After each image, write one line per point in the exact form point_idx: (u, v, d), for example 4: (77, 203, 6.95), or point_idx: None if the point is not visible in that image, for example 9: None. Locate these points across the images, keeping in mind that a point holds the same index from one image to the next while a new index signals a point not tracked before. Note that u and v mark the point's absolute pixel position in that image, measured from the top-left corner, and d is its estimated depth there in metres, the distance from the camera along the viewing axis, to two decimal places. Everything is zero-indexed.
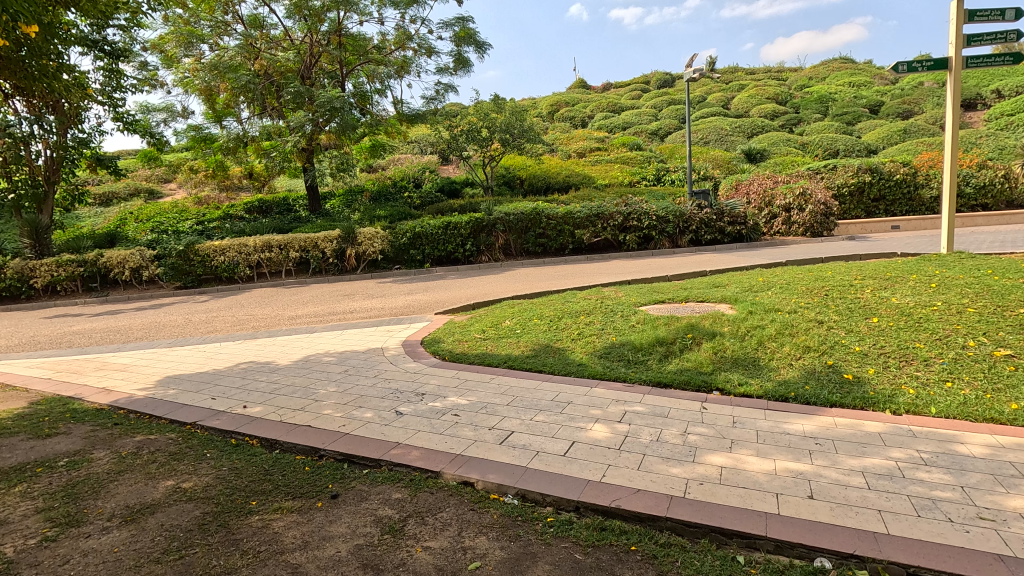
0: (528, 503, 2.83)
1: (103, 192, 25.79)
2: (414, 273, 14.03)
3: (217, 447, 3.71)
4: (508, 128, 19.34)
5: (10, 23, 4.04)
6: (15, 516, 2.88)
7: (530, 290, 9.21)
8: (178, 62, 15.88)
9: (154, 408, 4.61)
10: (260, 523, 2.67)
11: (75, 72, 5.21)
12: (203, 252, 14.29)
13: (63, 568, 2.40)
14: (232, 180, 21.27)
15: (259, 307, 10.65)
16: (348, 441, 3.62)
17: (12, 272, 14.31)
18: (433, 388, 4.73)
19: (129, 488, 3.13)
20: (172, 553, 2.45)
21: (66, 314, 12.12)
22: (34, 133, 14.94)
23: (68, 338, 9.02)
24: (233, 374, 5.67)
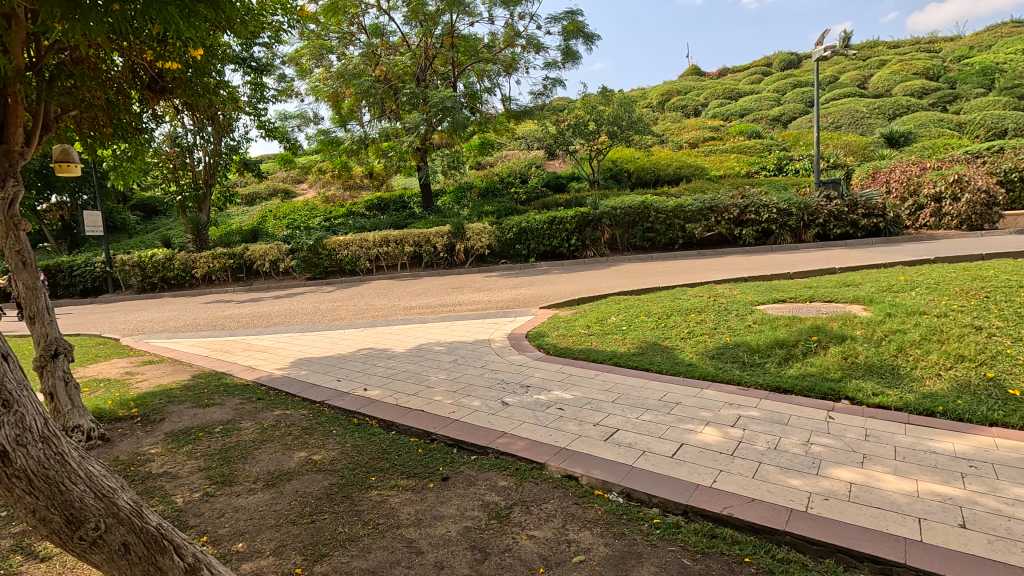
0: (632, 503, 2.79)
1: (249, 193, 29.10)
2: (519, 267, 14.28)
3: (342, 424, 4.06)
4: (616, 120, 18.95)
5: (181, 48, 4.68)
6: (183, 472, 3.37)
7: (636, 286, 9.00)
8: (311, 72, 17.43)
9: (290, 386, 5.15)
10: (378, 498, 2.88)
11: (229, 88, 5.91)
12: (329, 246, 15.65)
13: (220, 520, 2.76)
14: (355, 180, 23.01)
15: (377, 298, 11.47)
16: (457, 428, 3.79)
17: (179, 263, 16.66)
18: (538, 381, 4.80)
19: (269, 456, 3.53)
20: (305, 517, 2.72)
21: (220, 300, 13.88)
22: (196, 142, 17.24)
23: (222, 321, 10.33)
24: (355, 359, 6.17)
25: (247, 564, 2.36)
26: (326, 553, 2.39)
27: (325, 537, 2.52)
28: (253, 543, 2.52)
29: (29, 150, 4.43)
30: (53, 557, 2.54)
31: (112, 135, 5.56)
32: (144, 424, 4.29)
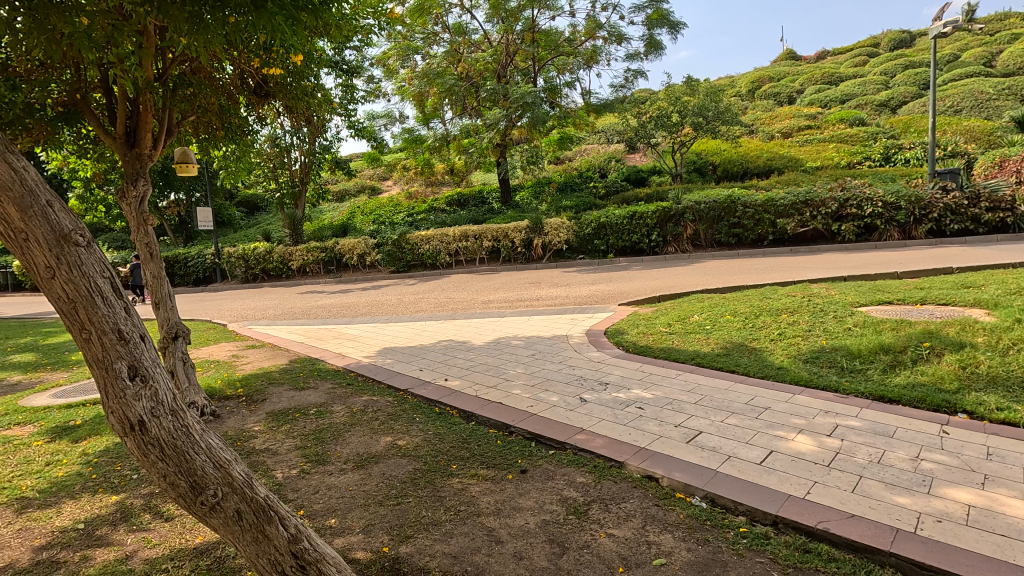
0: (717, 509, 2.69)
1: (339, 190, 30.80)
2: (597, 263, 14.12)
3: (425, 413, 4.22)
4: (702, 110, 18.18)
5: (284, 55, 5.02)
6: (282, 449, 3.64)
7: (722, 284, 8.62)
8: (397, 73, 18.13)
9: (376, 374, 5.41)
10: (459, 486, 2.97)
11: (325, 91, 6.27)
12: (412, 241, 16.25)
13: (315, 495, 2.96)
14: (437, 177, 23.71)
15: (456, 292, 11.78)
16: (536, 422, 3.81)
17: (278, 256, 17.97)
18: (617, 379, 4.73)
19: (358, 439, 3.74)
20: (391, 499, 2.86)
21: (313, 291, 14.84)
22: (293, 143, 18.46)
23: (315, 311, 11.05)
24: (436, 350, 6.38)
25: (339, 539, 2.52)
26: (411, 535, 2.50)
27: (410, 520, 2.64)
28: (344, 520, 2.68)
29: (156, 153, 5.05)
30: (175, 517, 2.85)
31: (224, 137, 6.07)
32: (249, 403, 4.69)
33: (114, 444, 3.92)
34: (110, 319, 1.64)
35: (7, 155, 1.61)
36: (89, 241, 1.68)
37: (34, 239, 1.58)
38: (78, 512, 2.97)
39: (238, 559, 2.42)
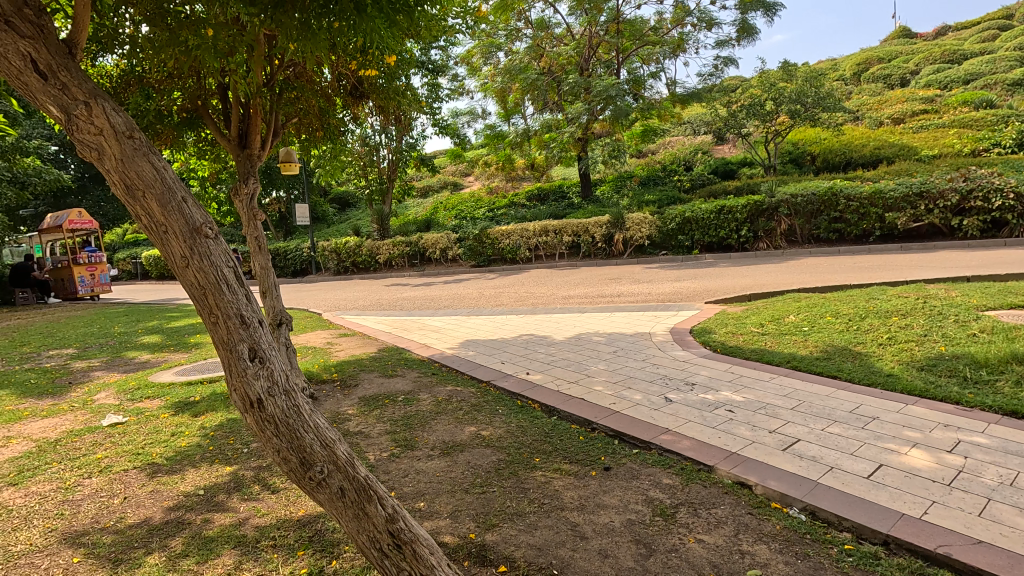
0: (817, 522, 2.51)
1: (423, 186, 31.89)
2: (681, 259, 13.65)
3: (507, 405, 4.27)
4: (800, 96, 16.98)
5: (380, 57, 5.25)
6: (374, 432, 3.83)
7: (821, 283, 8.05)
8: (480, 70, 18.43)
9: (459, 365, 5.55)
10: (542, 479, 2.98)
11: (415, 90, 6.49)
12: (493, 236, 16.51)
13: (405, 478, 3.10)
14: (518, 172, 23.92)
15: (536, 286, 11.84)
16: (619, 419, 3.75)
17: (366, 250, 18.93)
18: (705, 380, 4.55)
19: (444, 427, 3.86)
20: (476, 487, 2.93)
21: (399, 284, 15.49)
22: (382, 141, 19.32)
23: (401, 302, 11.53)
24: (517, 344, 6.44)
25: (427, 522, 2.61)
26: (496, 524, 2.55)
27: (495, 509, 2.69)
28: (432, 504, 2.78)
29: (263, 153, 5.47)
30: (280, 490, 3.08)
31: (322, 138, 6.45)
32: (343, 388, 4.98)
33: (227, 420, 4.31)
34: (234, 305, 1.79)
35: (149, 155, 1.79)
36: (217, 234, 1.84)
37: (171, 232, 1.75)
38: (199, 479, 3.30)
39: (337, 533, 2.58)
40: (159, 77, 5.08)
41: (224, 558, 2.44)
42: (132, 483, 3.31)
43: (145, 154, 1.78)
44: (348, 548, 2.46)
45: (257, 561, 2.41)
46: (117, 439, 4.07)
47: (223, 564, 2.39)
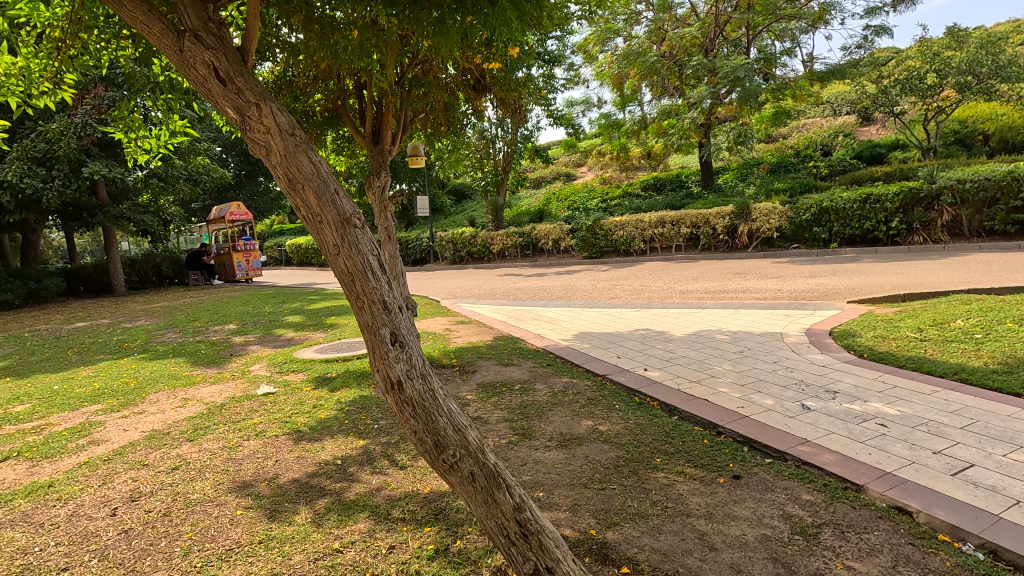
0: (1000, 564, 2.14)
1: (536, 177, 32.18)
2: (816, 253, 12.46)
3: (625, 401, 4.16)
4: (972, 66, 14.58)
5: (505, 50, 5.31)
6: (492, 419, 3.92)
7: (997, 284, 6.88)
8: (597, 58, 18.09)
9: (574, 357, 5.51)
10: (665, 481, 2.86)
11: (534, 81, 6.49)
12: (606, 227, 16.21)
13: (523, 466, 3.13)
14: (633, 162, 23.28)
15: (652, 279, 11.45)
16: (749, 425, 3.49)
17: (482, 240, 19.53)
18: (849, 388, 4.09)
19: (560, 419, 3.85)
20: (596, 483, 2.88)
21: (512, 274, 15.80)
22: (498, 134, 19.73)
23: (515, 292, 11.73)
24: (633, 338, 6.26)
25: (547, 512, 2.62)
26: (618, 523, 2.48)
27: (616, 507, 2.62)
28: (551, 495, 2.77)
29: (393, 148, 5.87)
30: (407, 466, 3.25)
31: (446, 131, 6.69)
32: (462, 373, 5.16)
33: (360, 397, 4.65)
34: (378, 291, 1.89)
35: (308, 151, 1.94)
36: (364, 224, 1.96)
37: (325, 221, 1.89)
38: (336, 449, 3.59)
39: (461, 514, 2.67)
40: (305, 81, 5.53)
41: (359, 525, 2.62)
42: (281, 447, 3.68)
43: (304, 151, 1.93)
44: (471, 529, 2.52)
45: (389, 530, 2.55)
46: (269, 407, 4.56)
47: (359, 530, 2.57)
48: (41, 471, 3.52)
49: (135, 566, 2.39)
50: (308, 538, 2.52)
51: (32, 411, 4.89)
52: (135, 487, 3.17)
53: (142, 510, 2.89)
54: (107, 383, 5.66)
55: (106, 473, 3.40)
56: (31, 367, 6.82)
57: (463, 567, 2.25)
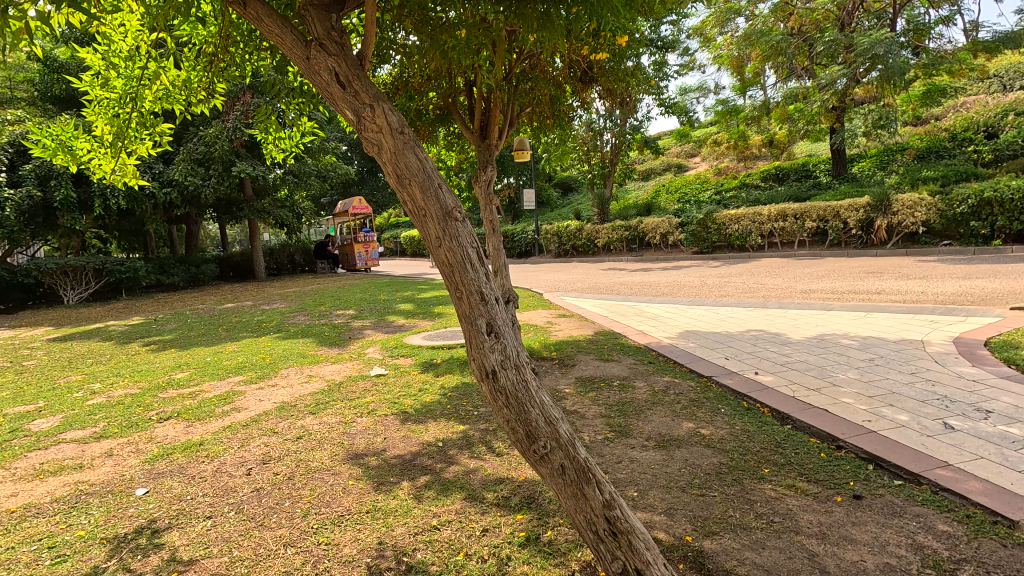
0: None
1: (645, 169, 31.25)
2: (973, 251, 10.85)
3: (731, 405, 3.93)
4: None
5: (613, 40, 5.19)
6: (589, 414, 3.90)
7: None
8: (715, 41, 17.09)
9: (678, 356, 5.30)
10: (772, 494, 2.67)
11: (643, 70, 6.28)
12: (719, 220, 15.36)
13: (619, 464, 3.08)
14: (752, 151, 21.76)
15: (769, 277, 10.67)
16: (875, 441, 3.14)
17: (586, 234, 19.39)
18: (1007, 408, 3.53)
19: (660, 419, 3.73)
20: (694, 488, 2.76)
21: (616, 268, 15.52)
22: (606, 126, 19.40)
23: (619, 287, 11.51)
24: (744, 339, 5.88)
25: (640, 513, 2.56)
26: (716, 532, 2.37)
27: (715, 516, 2.49)
28: (646, 496, 2.71)
29: (500, 143, 5.93)
30: (503, 454, 3.34)
31: (552, 125, 6.68)
32: (561, 367, 5.18)
33: (461, 383, 4.85)
34: (475, 282, 1.96)
35: (415, 148, 2.04)
36: (464, 217, 2.03)
37: (429, 215, 1.98)
38: (438, 431, 3.77)
39: (553, 505, 2.69)
40: (419, 81, 5.79)
41: (455, 505, 2.74)
42: (389, 426, 3.94)
43: (412, 147, 2.03)
44: (562, 521, 2.54)
45: (483, 513, 2.64)
46: (380, 387, 4.91)
47: (455, 510, 2.69)
48: (194, 431, 4.08)
49: (265, 520, 2.70)
50: (409, 513, 2.68)
51: (189, 378, 5.68)
52: (266, 452, 3.57)
53: (270, 472, 3.25)
54: (247, 358, 6.42)
55: (244, 437, 3.86)
56: (191, 341, 7.91)
57: (553, 558, 2.27)
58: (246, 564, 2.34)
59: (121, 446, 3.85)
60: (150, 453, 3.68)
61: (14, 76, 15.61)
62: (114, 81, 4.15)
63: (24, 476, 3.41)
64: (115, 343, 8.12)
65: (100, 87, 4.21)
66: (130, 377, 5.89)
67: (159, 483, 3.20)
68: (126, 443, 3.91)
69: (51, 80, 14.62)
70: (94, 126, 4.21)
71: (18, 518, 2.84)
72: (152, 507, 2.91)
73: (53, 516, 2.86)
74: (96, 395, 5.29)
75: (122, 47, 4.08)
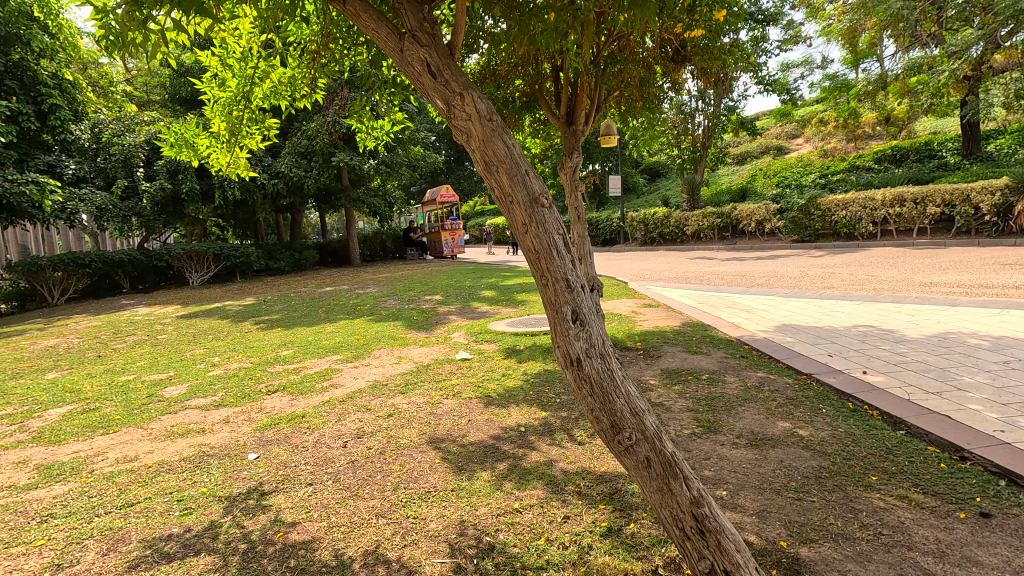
0: None
1: (740, 152, 29.59)
2: None
3: (834, 405, 3.65)
4: None
5: (709, 14, 4.88)
6: (675, 407, 3.78)
7: None
8: (824, 11, 15.70)
9: (774, 350, 4.98)
10: (880, 504, 2.45)
11: (741, 45, 5.86)
12: (824, 206, 14.21)
13: (706, 461, 2.97)
14: (864, 129, 19.86)
15: (880, 268, 9.73)
16: (1009, 453, 2.78)
17: (675, 221, 18.70)
18: None
19: (752, 416, 3.54)
20: (790, 491, 2.60)
21: (705, 257, 14.86)
22: (697, 107, 18.51)
23: (709, 276, 11.02)
24: (850, 336, 5.41)
25: (729, 512, 2.45)
26: (814, 539, 2.21)
27: (814, 522, 2.33)
28: (736, 496, 2.58)
29: (586, 128, 5.84)
30: (585, 443, 3.33)
31: (641, 108, 6.45)
32: (645, 357, 5.06)
33: (544, 370, 4.88)
34: (561, 270, 1.93)
35: (502, 134, 2.04)
36: (551, 204, 2.01)
37: (516, 202, 1.99)
38: (521, 417, 3.82)
39: (637, 498, 2.64)
40: (506, 69, 5.81)
41: (537, 491, 2.77)
42: (473, 409, 4.05)
43: (500, 134, 2.04)
44: (646, 515, 2.49)
45: (565, 502, 2.65)
46: (465, 371, 5.05)
47: (536, 496, 2.72)
48: (297, 404, 4.43)
49: (359, 491, 2.88)
50: (493, 495, 2.75)
51: (293, 355, 6.16)
52: (360, 427, 3.80)
53: (364, 446, 3.46)
54: (345, 338, 6.85)
55: (340, 412, 4.13)
56: (295, 321, 8.58)
57: (635, 551, 2.24)
58: (342, 530, 2.50)
59: (235, 414, 4.26)
60: (260, 422, 4.04)
61: (150, 81, 17.51)
62: (229, 81, 4.51)
63: (158, 436, 3.87)
64: (232, 322, 8.97)
65: (217, 88, 4.60)
66: (244, 352, 6.49)
67: (268, 450, 3.50)
68: (240, 412, 4.32)
69: (179, 83, 16.23)
70: (213, 123, 4.61)
71: (154, 472, 3.25)
72: (261, 471, 3.19)
73: (180, 473, 3.22)
74: (216, 367, 5.88)
75: (236, 49, 4.42)
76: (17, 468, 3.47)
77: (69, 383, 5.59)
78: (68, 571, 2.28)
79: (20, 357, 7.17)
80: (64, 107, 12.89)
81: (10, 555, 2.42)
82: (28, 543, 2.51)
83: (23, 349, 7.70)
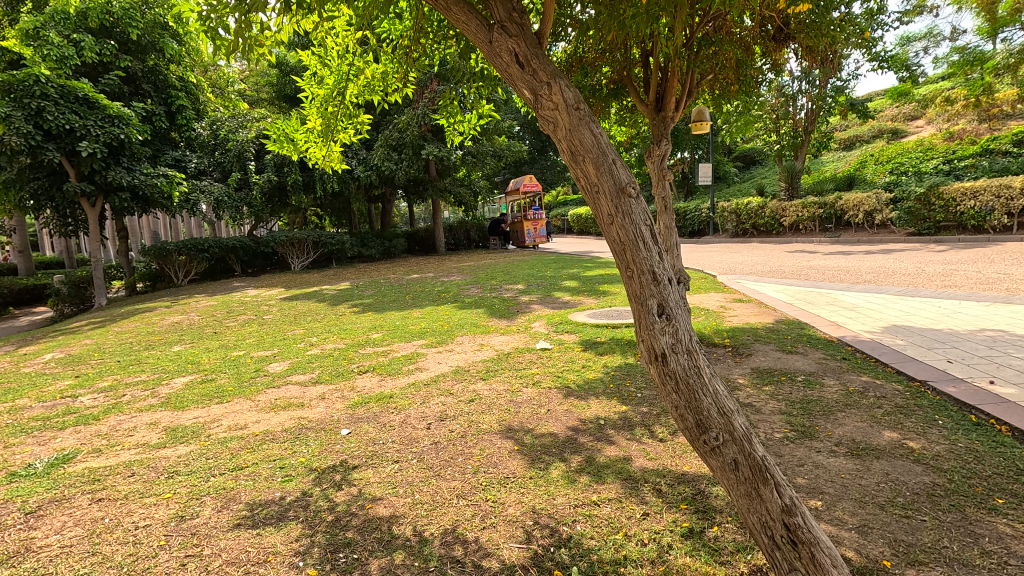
0: None
1: (848, 138, 27.27)
2: None
3: (953, 417, 3.29)
4: None
5: None
6: (766, 409, 3.58)
7: None
8: None
9: (882, 353, 4.57)
10: (1008, 531, 2.18)
11: (853, 19, 5.32)
12: (947, 195, 12.78)
13: (800, 468, 2.79)
14: (1001, 107, 17.53)
15: (1014, 266, 8.61)
16: None
17: (770, 211, 17.58)
18: None
19: (855, 424, 3.27)
20: (896, 507, 2.38)
21: (805, 250, 13.80)
22: (800, 89, 17.19)
23: (808, 271, 10.26)
24: (975, 341, 4.84)
25: (825, 525, 2.29)
26: (924, 562, 2.02)
27: (924, 544, 2.12)
28: (833, 507, 2.41)
29: (677, 114, 5.61)
30: (667, 440, 3.24)
31: (737, 91, 6.08)
32: (735, 355, 4.82)
33: (625, 364, 4.79)
34: (648, 261, 1.87)
35: (590, 123, 2.00)
36: (638, 194, 1.95)
37: (602, 192, 1.95)
38: (600, 410, 3.79)
39: (721, 501, 2.54)
40: (593, 56, 5.66)
41: (615, 485, 2.74)
42: (553, 398, 4.07)
43: (587, 123, 2.00)
44: (730, 519, 2.39)
45: (643, 500, 2.59)
46: (545, 360, 5.08)
47: (614, 491, 2.69)
48: (386, 385, 4.66)
49: (441, 471, 2.99)
50: (571, 486, 2.75)
51: (382, 338, 6.49)
52: (443, 410, 3.94)
53: (446, 428, 3.59)
54: (430, 324, 7.11)
55: (425, 394, 4.30)
56: (385, 306, 9.02)
57: (718, 555, 2.16)
58: (425, 508, 2.61)
59: (331, 392, 4.56)
60: (353, 400, 4.30)
61: (260, 81, 18.96)
62: (327, 79, 4.79)
63: (263, 408, 4.23)
64: (328, 305, 9.59)
65: (316, 86, 4.88)
66: (337, 334, 6.91)
67: (358, 427, 3.72)
68: (335, 389, 4.62)
69: (285, 81, 17.43)
70: (311, 119, 4.92)
71: (260, 440, 3.55)
72: (352, 446, 3.41)
73: (282, 442, 3.50)
74: (313, 347, 6.32)
75: (335, 47, 4.66)
76: (150, 428, 3.94)
77: (191, 355, 6.25)
78: (190, 522, 2.57)
79: (153, 330, 8.10)
80: (189, 107, 14.33)
81: (144, 504, 2.75)
82: (157, 495, 2.84)
83: (155, 324, 8.69)
